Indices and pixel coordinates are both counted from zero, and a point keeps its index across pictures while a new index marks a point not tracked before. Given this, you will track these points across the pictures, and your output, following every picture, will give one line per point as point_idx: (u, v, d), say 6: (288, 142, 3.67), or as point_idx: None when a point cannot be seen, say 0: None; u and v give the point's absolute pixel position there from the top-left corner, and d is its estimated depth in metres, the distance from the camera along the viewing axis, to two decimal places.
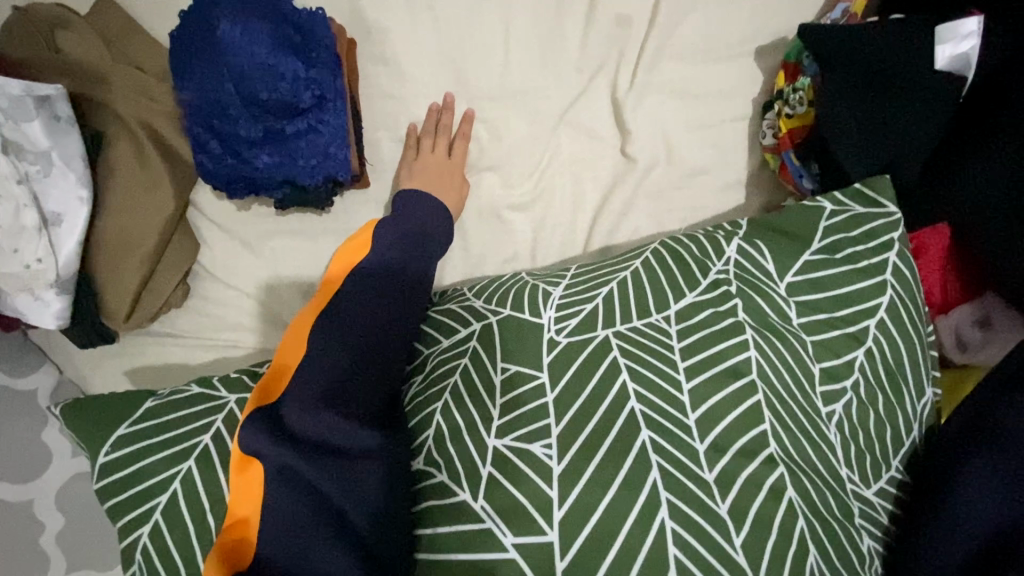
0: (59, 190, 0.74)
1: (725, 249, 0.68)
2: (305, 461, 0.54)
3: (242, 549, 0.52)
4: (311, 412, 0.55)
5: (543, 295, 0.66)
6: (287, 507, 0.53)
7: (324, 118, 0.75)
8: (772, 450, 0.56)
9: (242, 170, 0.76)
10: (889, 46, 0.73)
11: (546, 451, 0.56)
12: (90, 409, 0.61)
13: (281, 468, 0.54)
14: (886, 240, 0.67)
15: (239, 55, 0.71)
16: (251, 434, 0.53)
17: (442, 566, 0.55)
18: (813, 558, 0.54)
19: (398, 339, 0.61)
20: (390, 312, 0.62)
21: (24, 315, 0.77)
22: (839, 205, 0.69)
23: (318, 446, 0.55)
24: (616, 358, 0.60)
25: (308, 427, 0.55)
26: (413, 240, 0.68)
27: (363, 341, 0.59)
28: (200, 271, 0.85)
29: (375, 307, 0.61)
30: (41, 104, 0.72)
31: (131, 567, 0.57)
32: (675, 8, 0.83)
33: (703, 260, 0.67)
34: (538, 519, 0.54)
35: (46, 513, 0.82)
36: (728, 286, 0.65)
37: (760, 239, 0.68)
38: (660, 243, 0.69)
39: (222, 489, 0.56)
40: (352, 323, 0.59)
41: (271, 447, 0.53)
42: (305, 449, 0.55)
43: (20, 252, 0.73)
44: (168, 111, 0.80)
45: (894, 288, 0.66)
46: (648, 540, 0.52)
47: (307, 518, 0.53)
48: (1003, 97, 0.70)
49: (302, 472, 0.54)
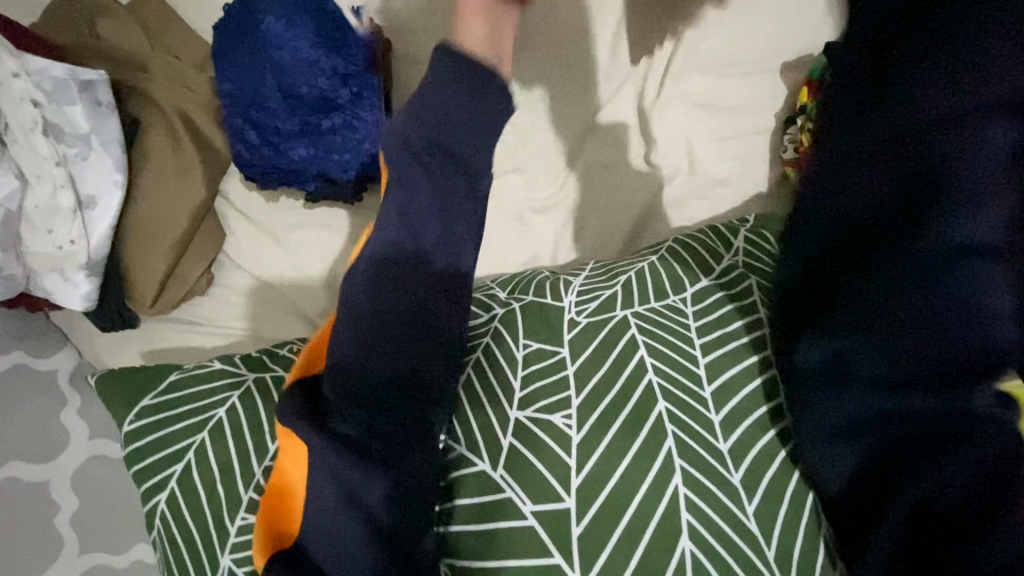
0: (96, 173, 0.76)
1: (733, 240, 0.69)
2: (343, 462, 0.51)
3: (284, 529, 0.53)
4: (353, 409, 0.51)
5: (564, 283, 0.67)
6: (323, 495, 0.51)
7: (359, 114, 0.76)
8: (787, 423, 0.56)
9: (279, 161, 0.78)
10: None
11: (565, 421, 0.57)
12: (122, 378, 0.62)
13: (319, 455, 0.51)
14: None
15: (281, 50, 0.74)
16: (290, 413, 0.51)
17: (465, 538, 0.55)
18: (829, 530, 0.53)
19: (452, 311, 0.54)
20: (414, 302, 0.52)
21: (53, 296, 0.78)
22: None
23: (356, 450, 0.51)
24: (634, 335, 0.60)
25: (349, 427, 0.51)
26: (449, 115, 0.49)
27: (391, 323, 0.51)
28: (224, 259, 0.85)
29: (395, 299, 0.51)
30: (84, 88, 0.74)
31: (152, 529, 0.59)
32: (704, 22, 0.85)
33: (714, 249, 0.68)
34: (555, 487, 0.54)
35: (62, 493, 0.82)
36: (738, 271, 0.65)
37: (767, 230, 0.71)
38: (673, 239, 0.70)
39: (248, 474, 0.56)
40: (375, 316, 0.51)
41: (311, 434, 0.51)
42: (342, 442, 0.51)
43: (53, 233, 0.75)
44: (204, 101, 0.81)
45: None
46: (661, 505, 0.53)
47: (342, 511, 0.51)
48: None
49: (340, 467, 0.51)
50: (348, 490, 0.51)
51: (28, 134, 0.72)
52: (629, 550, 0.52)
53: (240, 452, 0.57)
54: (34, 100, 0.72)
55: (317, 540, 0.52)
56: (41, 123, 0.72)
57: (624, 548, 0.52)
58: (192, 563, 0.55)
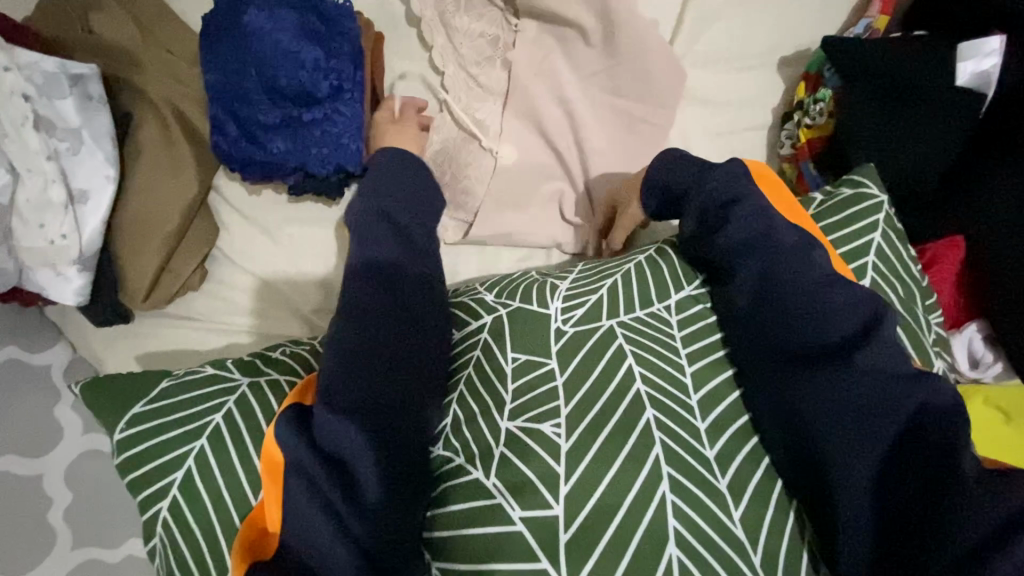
0: (87, 167, 0.76)
1: None
2: (325, 473, 0.52)
3: (265, 541, 0.52)
4: (337, 416, 0.52)
5: (550, 288, 0.65)
6: (302, 506, 0.51)
7: (340, 108, 0.76)
8: None
9: (257, 155, 0.77)
10: (898, 63, 0.74)
11: (554, 430, 0.56)
12: (106, 388, 0.61)
13: (298, 462, 0.52)
14: (871, 222, 0.64)
15: (261, 41, 0.74)
16: (283, 424, 0.53)
17: (454, 540, 0.54)
18: (810, 535, 0.53)
19: (427, 325, 0.60)
20: (398, 290, 0.60)
21: (45, 291, 0.77)
22: (826, 195, 0.67)
23: (340, 462, 0.52)
24: (621, 345, 0.59)
25: (332, 436, 0.52)
26: (394, 186, 0.67)
27: (379, 317, 0.58)
28: (217, 255, 0.85)
29: (382, 287, 0.60)
30: (75, 83, 0.75)
31: (152, 538, 0.58)
32: (700, 16, 0.84)
33: None
34: (543, 492, 0.54)
35: (55, 488, 0.82)
36: None
37: None
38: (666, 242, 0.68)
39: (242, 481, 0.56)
40: (366, 307, 0.58)
41: (294, 442, 0.52)
42: (322, 452, 0.52)
43: (45, 227, 0.74)
44: (196, 96, 0.81)
45: (883, 246, 0.64)
46: (648, 513, 0.52)
47: (321, 522, 0.50)
48: (996, 121, 0.74)
49: (318, 475, 0.51)
50: (327, 500, 0.51)
51: (18, 128, 0.72)
52: (616, 556, 0.51)
53: (241, 456, 0.57)
54: (25, 94, 0.72)
55: (303, 551, 0.50)
56: (32, 118, 0.72)
57: (612, 554, 0.51)
58: (193, 559, 0.56)
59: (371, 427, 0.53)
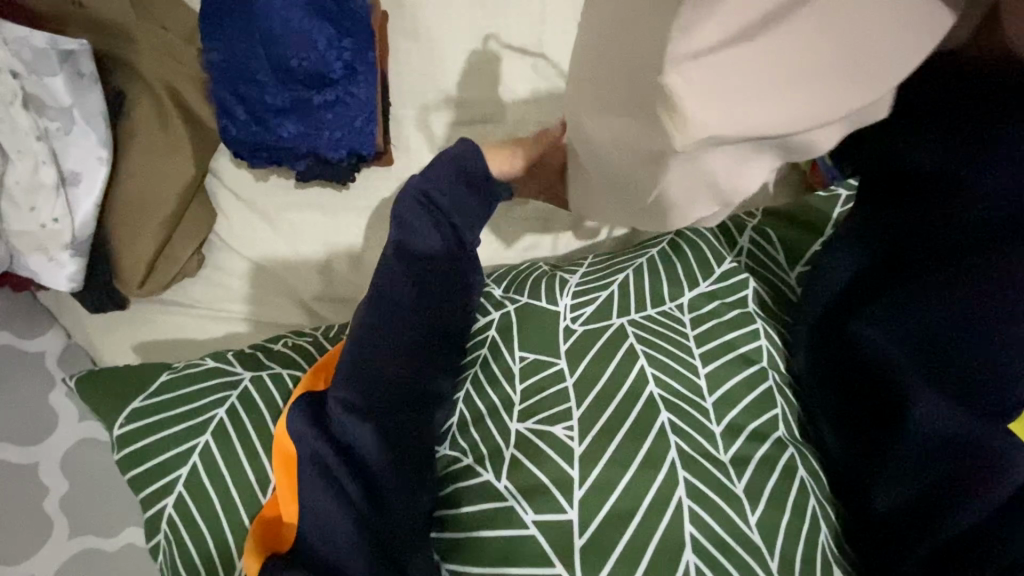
0: (79, 149, 0.74)
1: (738, 240, 0.66)
2: (343, 469, 0.54)
3: (279, 537, 0.52)
4: (350, 420, 0.54)
5: (560, 283, 0.63)
6: (317, 504, 0.52)
7: (353, 91, 0.73)
8: (781, 433, 0.55)
9: (267, 139, 0.75)
10: None
11: (567, 433, 0.54)
12: (109, 381, 0.60)
13: (317, 462, 0.53)
14: None
15: (272, 20, 0.71)
16: (296, 415, 0.54)
17: (462, 545, 0.53)
18: (824, 536, 0.52)
19: (451, 310, 0.59)
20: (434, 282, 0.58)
21: (36, 275, 0.76)
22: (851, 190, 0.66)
23: (353, 459, 0.54)
24: (633, 344, 0.58)
25: (352, 438, 0.54)
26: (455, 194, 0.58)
27: (407, 312, 0.56)
28: (216, 242, 0.83)
29: (413, 283, 0.57)
30: (64, 59, 0.71)
31: (156, 536, 0.56)
32: None
33: (719, 250, 0.64)
34: (557, 495, 0.52)
35: (51, 476, 0.81)
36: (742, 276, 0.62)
37: (772, 230, 0.66)
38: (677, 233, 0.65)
39: (250, 478, 0.55)
40: (397, 300, 0.56)
41: (309, 436, 0.54)
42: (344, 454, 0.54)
43: (37, 210, 0.73)
44: (191, 73, 0.76)
45: None
46: (664, 518, 0.51)
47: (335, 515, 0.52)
48: None
49: (334, 472, 0.53)
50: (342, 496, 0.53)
51: (7, 107, 0.70)
52: (631, 563, 0.50)
53: (247, 457, 0.55)
54: (13, 71, 0.70)
55: (322, 543, 0.51)
56: (21, 95, 0.70)
57: (628, 559, 0.50)
58: (198, 552, 0.55)
59: (379, 418, 0.55)
